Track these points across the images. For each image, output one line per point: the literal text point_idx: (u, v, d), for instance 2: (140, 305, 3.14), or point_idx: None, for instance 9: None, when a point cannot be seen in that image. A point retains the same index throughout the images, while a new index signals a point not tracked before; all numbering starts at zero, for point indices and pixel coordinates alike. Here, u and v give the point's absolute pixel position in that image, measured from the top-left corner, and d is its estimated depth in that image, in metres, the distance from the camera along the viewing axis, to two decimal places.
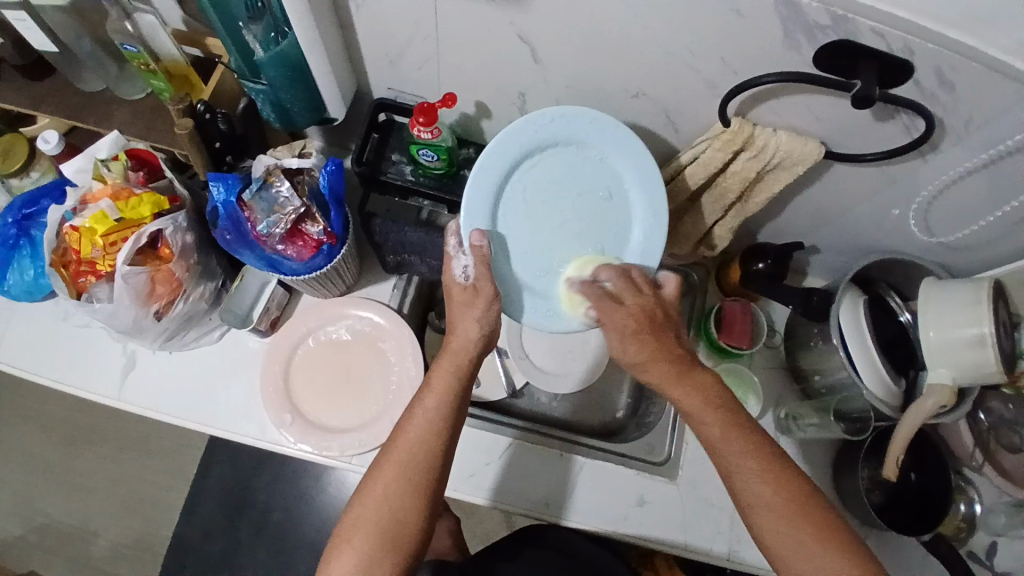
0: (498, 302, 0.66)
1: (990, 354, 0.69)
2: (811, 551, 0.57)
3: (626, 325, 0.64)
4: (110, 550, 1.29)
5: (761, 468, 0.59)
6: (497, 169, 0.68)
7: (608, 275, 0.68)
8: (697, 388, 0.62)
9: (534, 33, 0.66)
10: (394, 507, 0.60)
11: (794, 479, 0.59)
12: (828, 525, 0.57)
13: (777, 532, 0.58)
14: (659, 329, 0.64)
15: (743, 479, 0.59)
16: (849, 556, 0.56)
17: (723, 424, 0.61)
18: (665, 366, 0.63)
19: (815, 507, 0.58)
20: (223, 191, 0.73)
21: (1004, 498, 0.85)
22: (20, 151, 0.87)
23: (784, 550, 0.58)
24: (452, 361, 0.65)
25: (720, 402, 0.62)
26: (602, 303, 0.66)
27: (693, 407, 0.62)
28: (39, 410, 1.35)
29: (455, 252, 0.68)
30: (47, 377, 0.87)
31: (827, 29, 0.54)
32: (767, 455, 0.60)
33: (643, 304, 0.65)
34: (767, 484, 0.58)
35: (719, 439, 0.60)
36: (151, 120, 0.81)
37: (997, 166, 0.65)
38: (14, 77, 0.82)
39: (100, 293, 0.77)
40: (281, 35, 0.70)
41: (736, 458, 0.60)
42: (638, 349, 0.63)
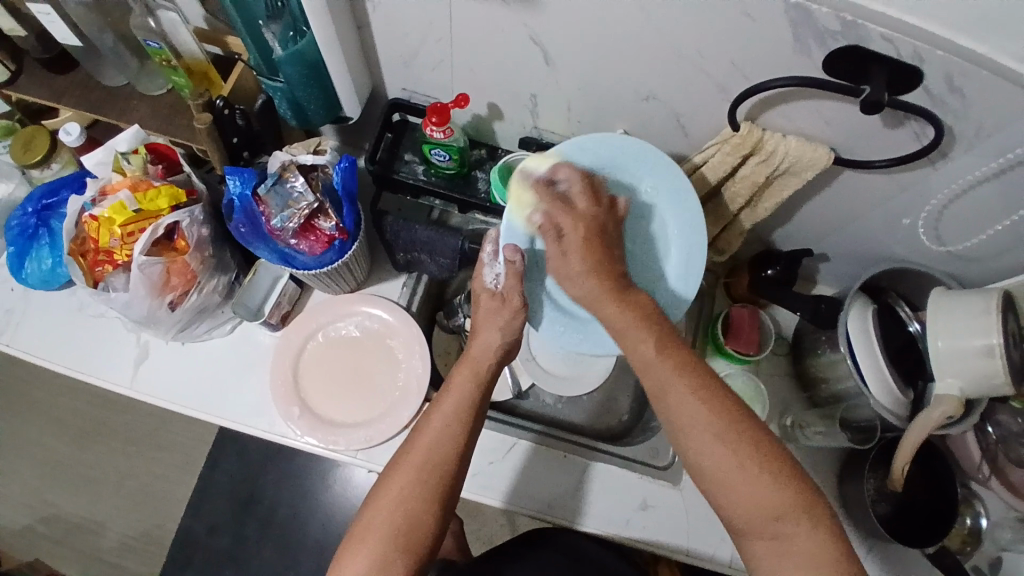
0: (524, 313, 0.69)
1: (999, 365, 0.69)
2: (746, 474, 0.55)
3: (575, 229, 0.68)
4: (117, 542, 1.30)
5: (691, 381, 0.59)
6: (531, 194, 0.72)
7: (566, 174, 0.71)
8: (631, 307, 0.65)
9: (547, 35, 0.68)
10: (408, 511, 0.60)
11: (727, 398, 0.58)
12: (772, 451, 0.56)
13: (704, 450, 0.56)
14: (601, 243, 0.68)
15: (676, 397, 0.58)
16: (790, 483, 0.55)
17: (658, 345, 0.62)
18: (603, 280, 0.66)
19: (751, 427, 0.57)
20: (240, 184, 0.75)
21: (1012, 513, 0.85)
22: (40, 144, 0.89)
23: (715, 466, 0.56)
24: (471, 368, 0.67)
25: (652, 322, 0.64)
26: (555, 204, 0.70)
27: (629, 324, 0.64)
28: (51, 400, 1.37)
29: (488, 260, 0.70)
30: (61, 364, 0.89)
31: (837, 34, 0.55)
32: (699, 373, 0.60)
33: (594, 215, 0.69)
34: (699, 402, 0.58)
35: (654, 355, 0.61)
36: (170, 115, 0.83)
37: (1007, 175, 0.65)
38: (39, 71, 0.84)
39: (116, 282, 0.79)
40: (300, 34, 0.71)
41: (667, 376, 0.59)
42: (581, 259, 0.67)
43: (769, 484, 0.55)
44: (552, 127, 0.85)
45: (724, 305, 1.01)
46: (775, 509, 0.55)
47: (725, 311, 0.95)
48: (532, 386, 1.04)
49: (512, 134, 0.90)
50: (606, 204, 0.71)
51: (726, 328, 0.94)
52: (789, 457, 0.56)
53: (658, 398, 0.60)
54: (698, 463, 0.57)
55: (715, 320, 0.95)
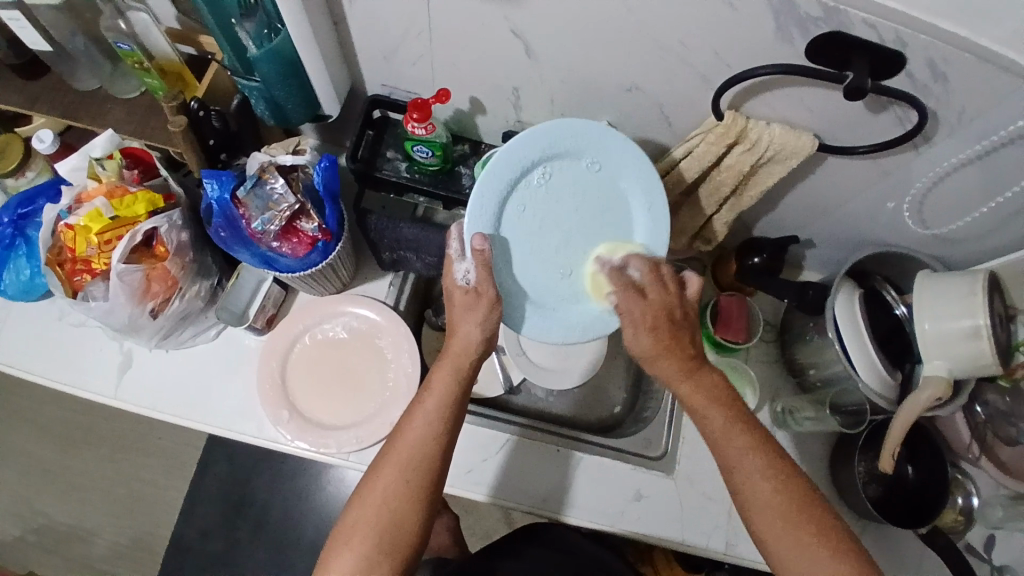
0: (499, 306, 0.66)
1: (985, 346, 0.69)
2: (812, 558, 0.59)
3: (644, 316, 0.65)
4: (109, 551, 1.28)
5: (764, 465, 0.62)
6: (497, 187, 0.68)
7: (637, 264, 0.69)
8: (701, 386, 0.65)
9: (527, 28, 0.67)
10: (392, 509, 0.60)
11: (795, 482, 0.62)
12: (830, 529, 0.61)
13: (777, 533, 0.61)
14: (675, 330, 0.65)
15: (747, 477, 0.62)
16: (848, 559, 0.59)
17: (733, 426, 0.64)
18: (676, 363, 0.65)
19: (813, 510, 0.61)
20: (218, 189, 0.72)
21: (1002, 491, 0.85)
22: (15, 152, 0.86)
23: (783, 547, 0.60)
24: (453, 363, 0.65)
25: (728, 403, 0.65)
26: (628, 292, 0.67)
27: (698, 404, 0.65)
28: (36, 410, 1.34)
29: (457, 256, 0.67)
30: (42, 376, 0.87)
31: (819, 21, 0.54)
32: (773, 457, 0.63)
33: (666, 302, 0.66)
34: (774, 488, 0.62)
35: (722, 435, 0.64)
36: (146, 118, 0.81)
37: (990, 158, 0.65)
38: (8, 76, 0.82)
39: (95, 291, 0.76)
40: (274, 31, 0.70)
41: (743, 461, 0.63)
42: (653, 344, 0.64)
43: (830, 565, 0.59)
44: (536, 120, 0.84)
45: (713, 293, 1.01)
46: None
47: (712, 300, 0.94)
48: (523, 381, 1.03)
49: (495, 128, 0.89)
50: (676, 287, 0.68)
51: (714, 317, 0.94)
52: (844, 535, 0.60)
53: (732, 478, 0.63)
54: (769, 545, 0.61)
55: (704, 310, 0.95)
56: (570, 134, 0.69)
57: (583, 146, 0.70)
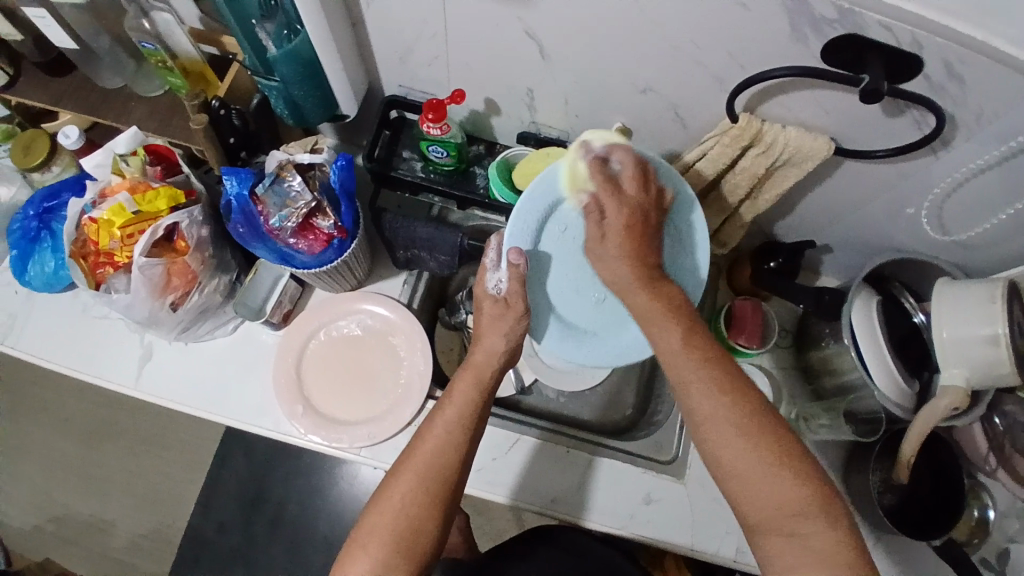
0: (526, 319, 0.70)
1: (1004, 354, 0.68)
2: (767, 471, 0.54)
3: (618, 217, 0.67)
4: (127, 541, 1.31)
5: (717, 378, 0.57)
6: (541, 206, 0.69)
7: (620, 156, 0.68)
8: (663, 296, 0.64)
9: (541, 30, 0.67)
10: (410, 516, 0.59)
11: (751, 393, 0.57)
12: (789, 444, 0.55)
13: (728, 444, 0.55)
14: (644, 234, 0.67)
15: (698, 388, 0.58)
16: (809, 481, 0.54)
17: (686, 337, 0.61)
18: (638, 268, 0.66)
19: (771, 423, 0.56)
20: (237, 185, 0.74)
21: (1020, 503, 0.83)
22: (41, 146, 0.89)
23: (739, 463, 0.55)
24: (474, 373, 0.67)
25: (682, 318, 0.63)
26: (604, 186, 0.67)
27: (655, 314, 0.63)
28: (57, 402, 1.38)
29: (491, 266, 0.71)
30: (65, 366, 0.90)
31: (834, 22, 0.54)
32: (727, 368, 0.58)
33: (641, 203, 0.67)
34: (727, 398, 0.56)
35: (679, 348, 0.60)
36: (168, 116, 0.83)
37: (1010, 162, 0.64)
38: (38, 74, 0.85)
39: (118, 283, 0.79)
40: (293, 32, 0.71)
41: (693, 369, 0.58)
42: (620, 244, 0.66)
43: (787, 482, 0.54)
44: (550, 121, 0.85)
45: (727, 297, 1.00)
46: (795, 508, 0.53)
47: (727, 304, 0.94)
48: (535, 381, 1.04)
49: (510, 129, 0.90)
50: (653, 192, 0.69)
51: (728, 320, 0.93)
52: (806, 455, 0.55)
53: (680, 390, 0.59)
54: (721, 459, 0.56)
55: (718, 313, 0.95)
56: (621, 163, 0.70)
57: None
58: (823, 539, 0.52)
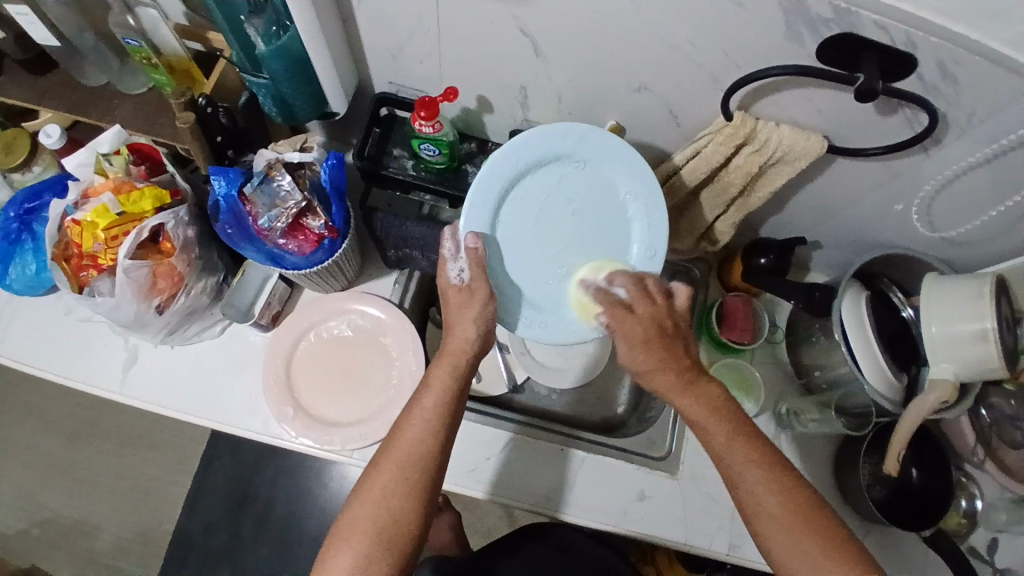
0: (493, 301, 0.67)
1: (993, 349, 0.69)
2: (819, 566, 0.57)
3: (635, 330, 0.64)
4: (113, 545, 1.29)
5: (766, 476, 0.60)
6: (494, 189, 0.69)
7: (621, 282, 0.69)
8: (703, 397, 0.63)
9: (535, 27, 0.66)
10: (391, 508, 0.60)
11: (798, 487, 0.60)
12: (833, 533, 0.58)
13: (784, 543, 0.58)
14: (666, 340, 0.64)
15: (751, 489, 0.60)
16: (856, 567, 0.57)
17: (731, 434, 0.62)
18: (672, 373, 0.63)
19: (817, 516, 0.59)
20: (225, 185, 0.73)
21: (1007, 495, 0.85)
22: (21, 146, 0.86)
23: (794, 561, 0.58)
24: (451, 360, 0.65)
25: (726, 413, 0.63)
26: (615, 310, 0.67)
27: (699, 415, 0.63)
28: (40, 404, 1.35)
29: (450, 255, 0.68)
30: (48, 371, 0.87)
31: (829, 22, 0.54)
32: (775, 467, 0.61)
33: (654, 313, 0.66)
34: (778, 497, 0.59)
35: (724, 447, 0.62)
36: (153, 114, 0.81)
37: (1000, 160, 0.65)
38: (16, 71, 0.82)
39: (101, 286, 0.77)
40: (282, 29, 0.70)
41: (743, 473, 0.60)
42: (647, 358, 0.63)
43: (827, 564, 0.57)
44: (543, 119, 0.84)
45: (719, 294, 1.00)
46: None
47: (718, 301, 0.95)
48: (527, 379, 1.03)
49: (503, 127, 0.89)
50: (662, 298, 0.68)
51: (720, 318, 0.94)
52: (851, 539, 0.58)
53: (733, 488, 0.61)
54: (779, 558, 0.59)
55: (709, 310, 0.96)
56: (570, 140, 0.70)
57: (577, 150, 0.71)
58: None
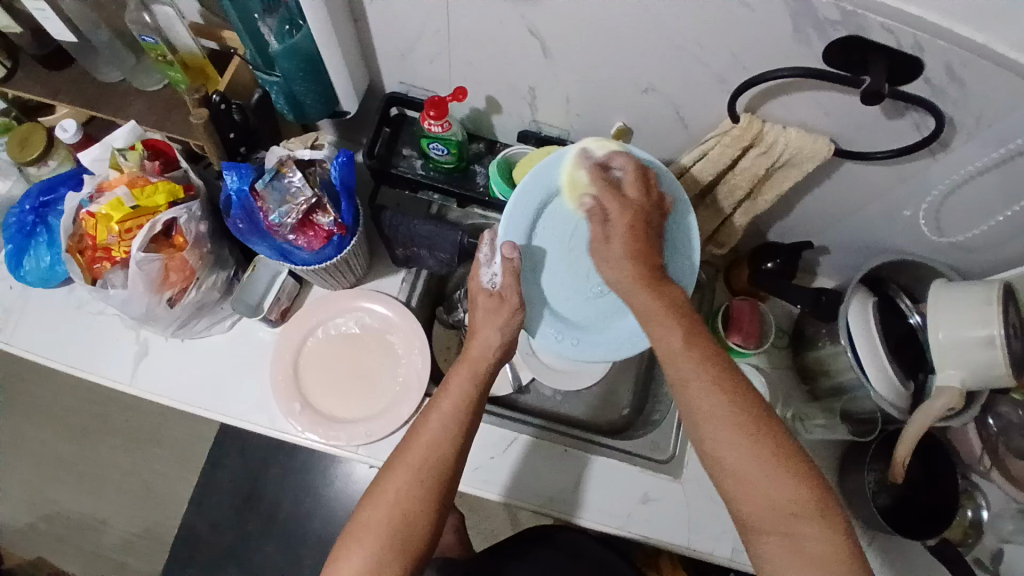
0: (520, 312, 0.69)
1: (999, 355, 0.69)
2: (763, 469, 0.54)
3: (621, 218, 0.68)
4: (119, 539, 1.30)
5: (716, 377, 0.58)
6: (534, 207, 0.72)
7: (621, 161, 0.71)
8: (663, 297, 0.64)
9: (544, 28, 0.67)
10: (405, 509, 0.60)
11: (750, 392, 0.58)
12: (784, 444, 0.55)
13: (731, 445, 0.55)
14: (645, 231, 0.68)
15: (699, 389, 0.58)
16: (811, 484, 0.54)
17: (686, 336, 0.61)
18: (642, 265, 0.67)
19: (769, 423, 0.56)
20: (237, 180, 0.74)
21: (1014, 504, 0.84)
22: (36, 142, 0.88)
23: (738, 465, 0.55)
24: (470, 367, 0.66)
25: (682, 315, 0.63)
26: (606, 189, 0.70)
27: (656, 315, 0.63)
28: (50, 398, 1.37)
29: (485, 262, 0.71)
30: (60, 362, 0.89)
31: (837, 24, 0.54)
32: (726, 369, 0.59)
33: (639, 204, 0.69)
34: (725, 395, 0.57)
35: (680, 347, 0.60)
36: (167, 111, 0.83)
37: (1008, 165, 0.65)
38: (35, 67, 0.84)
39: (114, 279, 0.78)
40: (296, 28, 0.71)
41: (694, 369, 0.59)
42: (624, 245, 0.67)
43: (784, 479, 0.54)
44: (551, 120, 0.85)
45: (725, 297, 1.00)
46: (794, 510, 0.54)
47: (724, 305, 0.94)
48: (532, 380, 1.03)
49: (511, 128, 0.90)
50: (655, 196, 0.71)
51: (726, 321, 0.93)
52: (802, 455, 0.55)
53: (682, 390, 0.59)
54: (722, 461, 0.56)
55: (716, 313, 0.95)
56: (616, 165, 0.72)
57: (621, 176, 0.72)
58: (821, 540, 0.53)
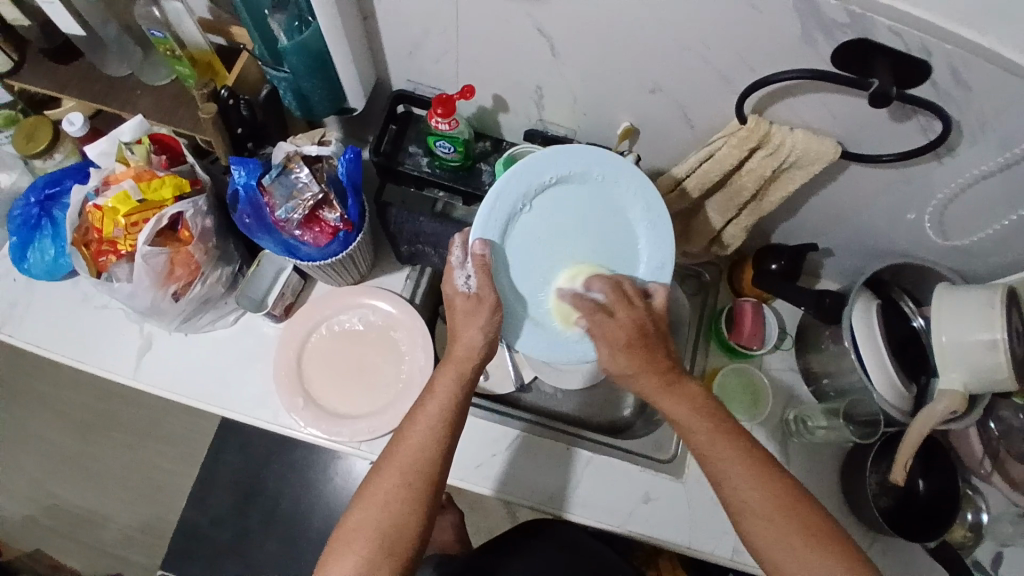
0: (500, 311, 0.68)
1: (1003, 359, 0.69)
2: (802, 559, 0.58)
3: (617, 334, 0.66)
4: (119, 532, 1.30)
5: (751, 473, 0.61)
6: (514, 194, 0.69)
7: (599, 285, 0.69)
8: (685, 397, 0.65)
9: (552, 27, 0.67)
10: (393, 512, 0.60)
11: (778, 478, 0.61)
12: (812, 521, 0.59)
13: (772, 540, 0.59)
14: (649, 344, 0.66)
15: (734, 484, 0.61)
16: (839, 556, 0.58)
17: (713, 431, 0.63)
18: (654, 375, 0.65)
19: (796, 505, 0.60)
20: (244, 175, 0.74)
21: (1014, 508, 0.85)
22: (44, 133, 0.88)
23: (782, 560, 0.59)
24: (457, 367, 0.67)
25: (708, 411, 0.64)
26: (594, 315, 0.67)
27: (681, 415, 0.64)
28: (51, 391, 1.37)
29: (458, 264, 0.69)
30: (64, 354, 0.89)
31: (844, 27, 0.55)
32: (759, 462, 0.62)
33: (636, 318, 0.67)
34: (758, 489, 0.60)
35: (709, 447, 0.62)
36: (173, 105, 0.83)
37: (1012, 170, 0.65)
38: (42, 60, 0.84)
39: (120, 272, 0.78)
40: (305, 24, 0.71)
41: (727, 469, 0.61)
42: (630, 361, 0.65)
43: (824, 566, 0.57)
44: (557, 118, 0.85)
45: (728, 298, 1.00)
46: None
47: (728, 305, 0.94)
48: (534, 378, 1.03)
49: (517, 125, 0.90)
50: (641, 301, 0.69)
51: (729, 323, 0.94)
52: (835, 534, 0.59)
53: (719, 486, 0.62)
54: (763, 553, 0.60)
55: (719, 314, 0.95)
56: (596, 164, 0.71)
57: (598, 172, 0.71)
58: None
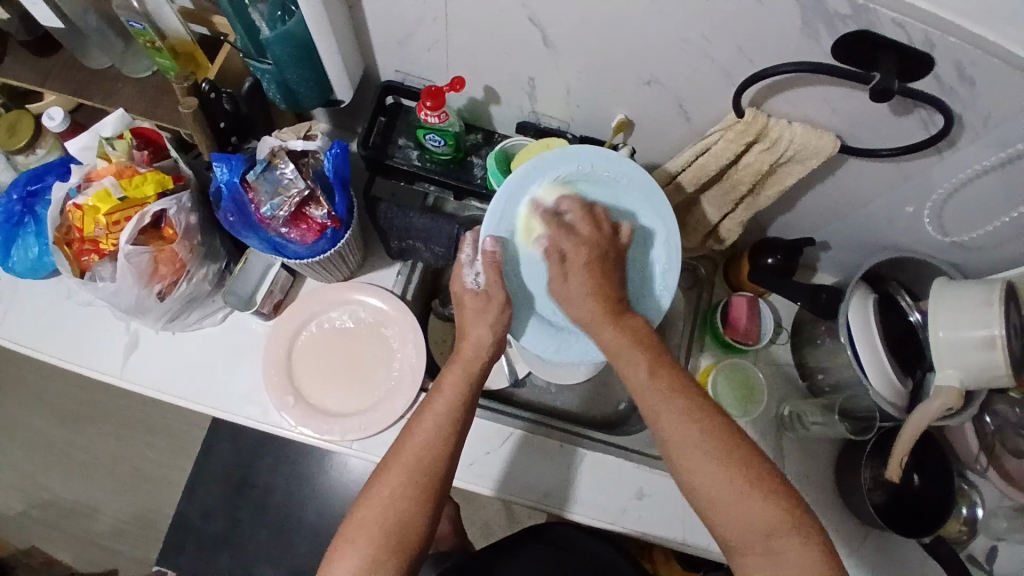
0: (509, 307, 0.68)
1: (1000, 357, 0.68)
2: (742, 497, 0.56)
3: (576, 257, 0.66)
4: (112, 527, 1.30)
5: (688, 407, 0.59)
6: (525, 190, 0.69)
7: (569, 205, 0.68)
8: (628, 329, 0.65)
9: (546, 17, 0.65)
10: (400, 510, 0.59)
11: (717, 414, 0.59)
12: (745, 459, 0.57)
13: (700, 469, 0.57)
14: (604, 269, 0.66)
15: (669, 417, 0.59)
16: (779, 502, 0.56)
17: (651, 366, 0.62)
18: (602, 303, 0.65)
19: (735, 438, 0.58)
20: (227, 171, 0.72)
21: (1006, 503, 0.85)
22: (25, 128, 0.87)
23: (712, 491, 0.57)
24: (464, 366, 0.66)
25: (647, 346, 0.64)
26: (558, 234, 0.67)
27: (622, 346, 0.64)
28: (41, 386, 1.35)
29: (467, 262, 0.69)
30: (49, 353, 0.87)
31: (847, 19, 0.53)
32: (696, 397, 0.60)
33: (597, 240, 0.67)
34: (696, 423, 0.58)
35: (647, 379, 0.61)
36: (156, 99, 0.81)
37: (1013, 166, 0.64)
38: (22, 52, 0.81)
39: (103, 271, 0.76)
40: (288, 14, 0.70)
41: (663, 401, 0.60)
42: (583, 282, 0.65)
43: (760, 500, 0.56)
44: (551, 111, 0.83)
45: (723, 292, 0.99)
46: (767, 528, 0.55)
47: (724, 301, 0.93)
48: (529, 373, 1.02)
49: (510, 118, 0.88)
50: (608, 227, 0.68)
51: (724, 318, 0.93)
52: (774, 473, 0.57)
53: (654, 418, 0.60)
54: (691, 481, 0.58)
55: (714, 309, 0.94)
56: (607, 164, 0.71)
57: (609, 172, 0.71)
58: (800, 554, 0.55)
